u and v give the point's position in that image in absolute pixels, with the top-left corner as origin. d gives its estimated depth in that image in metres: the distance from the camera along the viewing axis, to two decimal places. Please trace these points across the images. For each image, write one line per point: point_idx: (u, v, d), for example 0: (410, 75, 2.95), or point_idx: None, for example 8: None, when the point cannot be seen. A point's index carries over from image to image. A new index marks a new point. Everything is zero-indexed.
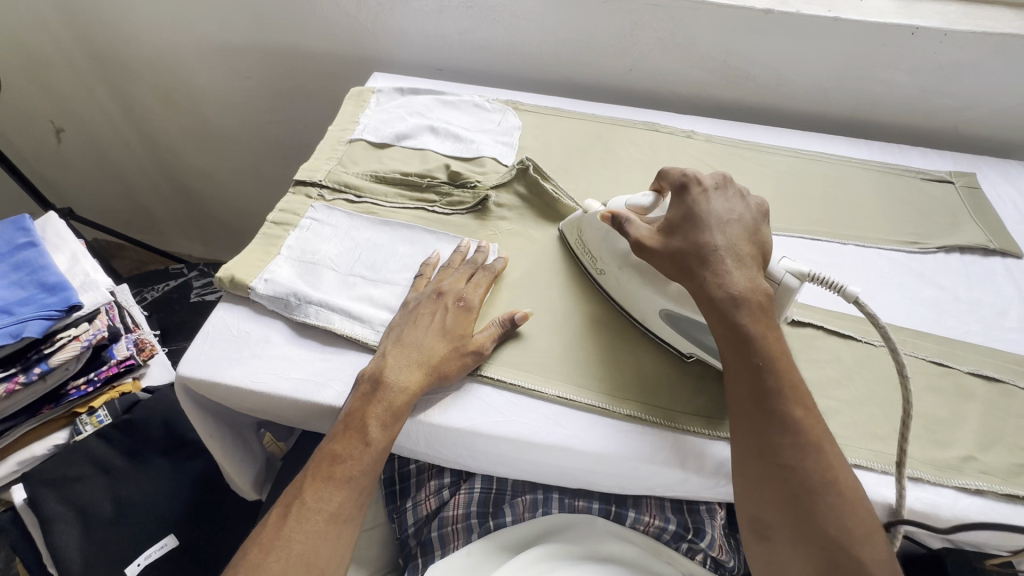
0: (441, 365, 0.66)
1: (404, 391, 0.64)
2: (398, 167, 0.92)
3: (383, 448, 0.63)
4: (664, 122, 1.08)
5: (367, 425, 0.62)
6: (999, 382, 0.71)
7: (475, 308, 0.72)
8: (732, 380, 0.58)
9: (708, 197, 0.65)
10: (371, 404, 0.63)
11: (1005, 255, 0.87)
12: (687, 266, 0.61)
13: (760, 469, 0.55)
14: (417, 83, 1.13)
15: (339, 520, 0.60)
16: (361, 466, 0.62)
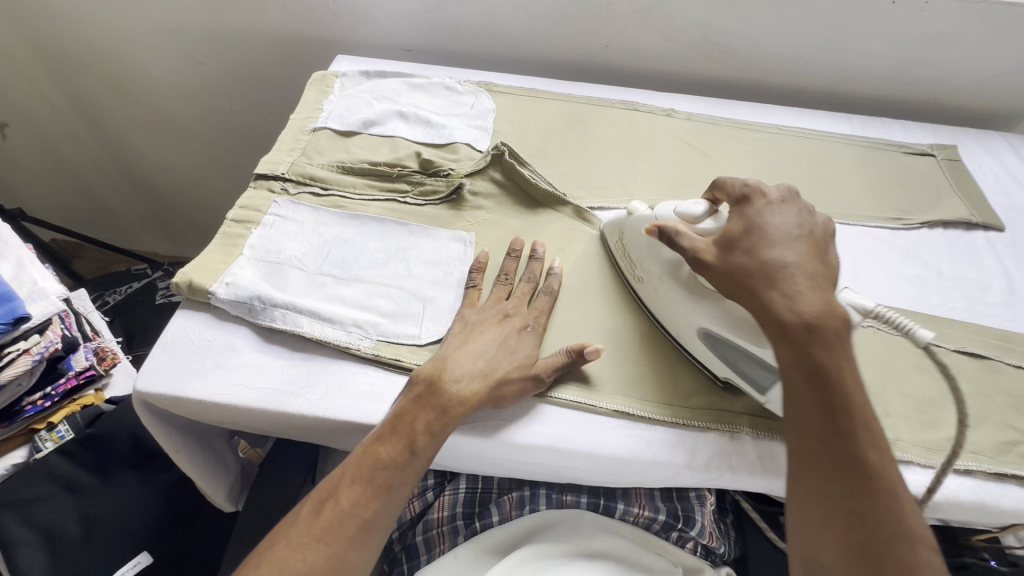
0: (500, 384, 0.62)
1: (459, 403, 0.60)
2: (366, 157, 0.86)
3: (427, 463, 0.59)
4: (643, 100, 1.04)
5: (418, 434, 0.58)
6: (984, 359, 0.70)
7: (539, 330, 0.68)
8: (799, 411, 0.52)
9: (772, 210, 0.60)
10: (426, 413, 0.59)
11: (987, 229, 0.87)
12: (748, 284, 0.55)
13: (824, 510, 0.49)
14: (383, 65, 1.07)
15: (371, 530, 0.54)
16: (403, 477, 0.57)
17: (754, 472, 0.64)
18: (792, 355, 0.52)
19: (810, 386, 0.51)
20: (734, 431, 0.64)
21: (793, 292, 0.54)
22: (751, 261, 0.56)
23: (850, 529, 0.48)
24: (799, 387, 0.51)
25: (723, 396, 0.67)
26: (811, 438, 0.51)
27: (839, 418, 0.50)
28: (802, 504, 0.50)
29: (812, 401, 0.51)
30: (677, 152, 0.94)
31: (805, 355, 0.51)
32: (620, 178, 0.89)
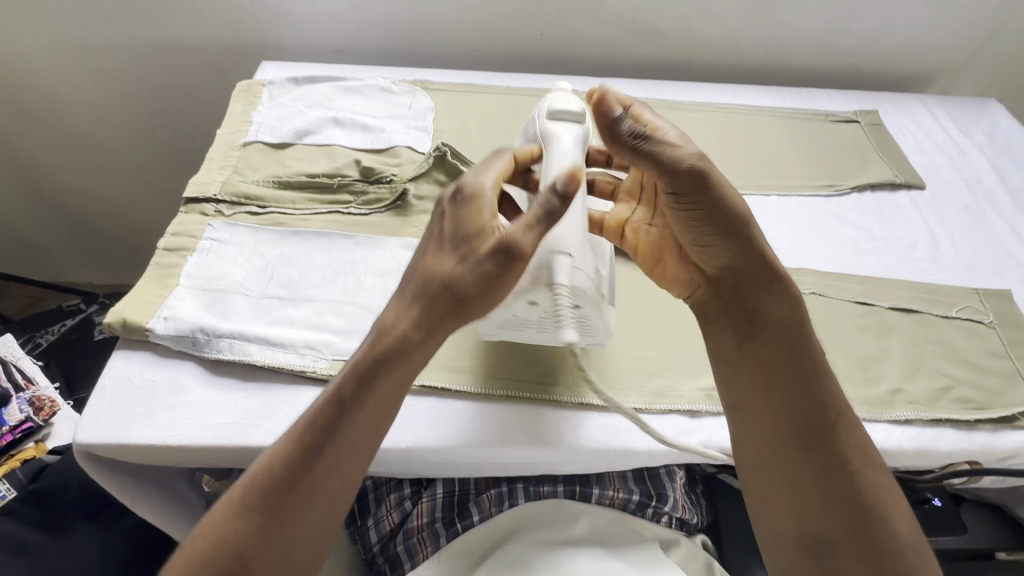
0: (445, 287, 0.51)
1: (393, 333, 0.52)
2: (303, 169, 0.83)
3: (375, 414, 0.52)
4: (582, 87, 1.04)
5: (346, 384, 0.51)
6: (916, 313, 0.75)
7: (488, 194, 0.53)
8: (786, 374, 0.58)
9: None
10: (361, 350, 0.53)
11: (910, 187, 0.92)
12: (733, 211, 0.58)
13: (819, 483, 0.56)
14: (312, 69, 1.03)
15: (304, 498, 0.50)
16: (337, 436, 0.51)
17: (721, 447, 0.63)
18: (779, 308, 0.59)
19: (788, 350, 0.59)
20: (693, 409, 0.65)
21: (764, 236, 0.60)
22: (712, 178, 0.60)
23: (844, 522, 0.54)
24: (773, 354, 0.59)
25: (679, 377, 0.67)
26: (797, 434, 0.57)
27: (816, 384, 0.58)
28: (777, 501, 0.58)
29: (790, 373, 0.58)
30: None
31: (786, 315, 0.59)
32: None
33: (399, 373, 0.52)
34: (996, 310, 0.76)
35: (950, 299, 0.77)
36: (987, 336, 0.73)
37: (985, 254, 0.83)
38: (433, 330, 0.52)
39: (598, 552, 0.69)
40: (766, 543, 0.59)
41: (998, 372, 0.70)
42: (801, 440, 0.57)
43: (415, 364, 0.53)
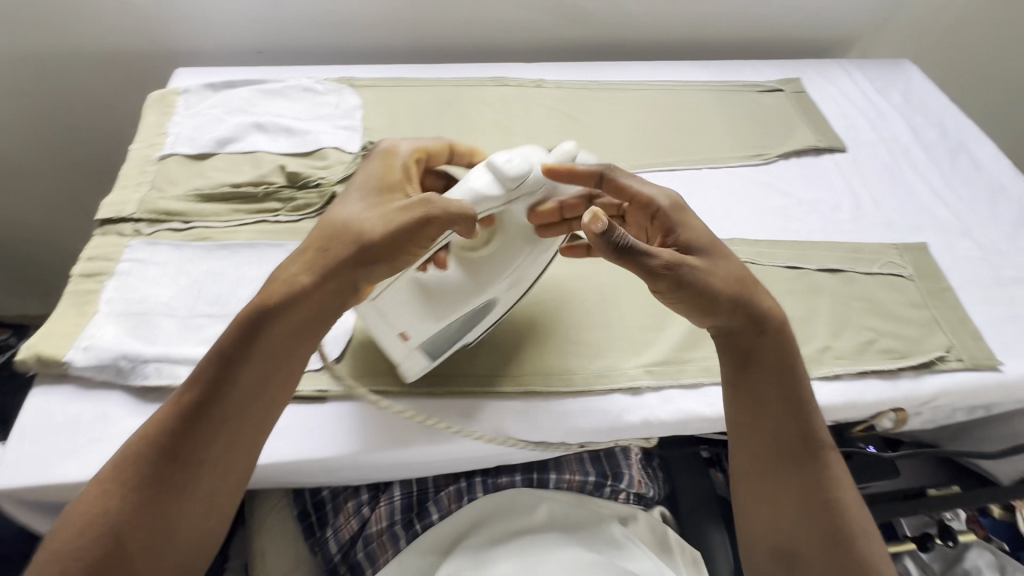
0: (340, 238, 0.58)
1: (289, 275, 0.58)
2: (226, 179, 0.80)
3: (270, 360, 0.56)
4: (513, 74, 1.03)
5: (242, 326, 0.56)
6: (841, 273, 0.78)
7: (400, 164, 0.63)
8: (773, 402, 0.60)
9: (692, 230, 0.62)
10: (259, 293, 0.58)
11: (833, 151, 0.95)
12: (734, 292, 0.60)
13: (794, 500, 0.58)
14: (230, 73, 0.98)
15: (199, 442, 0.53)
16: (233, 379, 0.55)
17: (663, 420, 0.65)
18: (773, 352, 0.61)
19: (778, 385, 0.60)
20: (635, 386, 0.66)
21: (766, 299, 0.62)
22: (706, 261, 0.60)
23: (815, 537, 0.57)
24: (763, 387, 0.61)
25: (621, 356, 0.68)
26: (782, 456, 0.59)
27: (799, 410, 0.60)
28: (755, 499, 0.60)
29: (776, 406, 0.60)
30: (552, 123, 0.95)
31: (780, 356, 0.61)
32: None
33: (292, 317, 0.57)
34: (915, 263, 0.80)
35: (872, 257, 0.80)
36: (907, 288, 0.77)
37: (904, 210, 0.87)
38: (331, 275, 0.57)
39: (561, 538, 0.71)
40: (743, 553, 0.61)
41: (918, 322, 0.74)
42: (785, 458, 0.59)
43: (310, 312, 0.58)
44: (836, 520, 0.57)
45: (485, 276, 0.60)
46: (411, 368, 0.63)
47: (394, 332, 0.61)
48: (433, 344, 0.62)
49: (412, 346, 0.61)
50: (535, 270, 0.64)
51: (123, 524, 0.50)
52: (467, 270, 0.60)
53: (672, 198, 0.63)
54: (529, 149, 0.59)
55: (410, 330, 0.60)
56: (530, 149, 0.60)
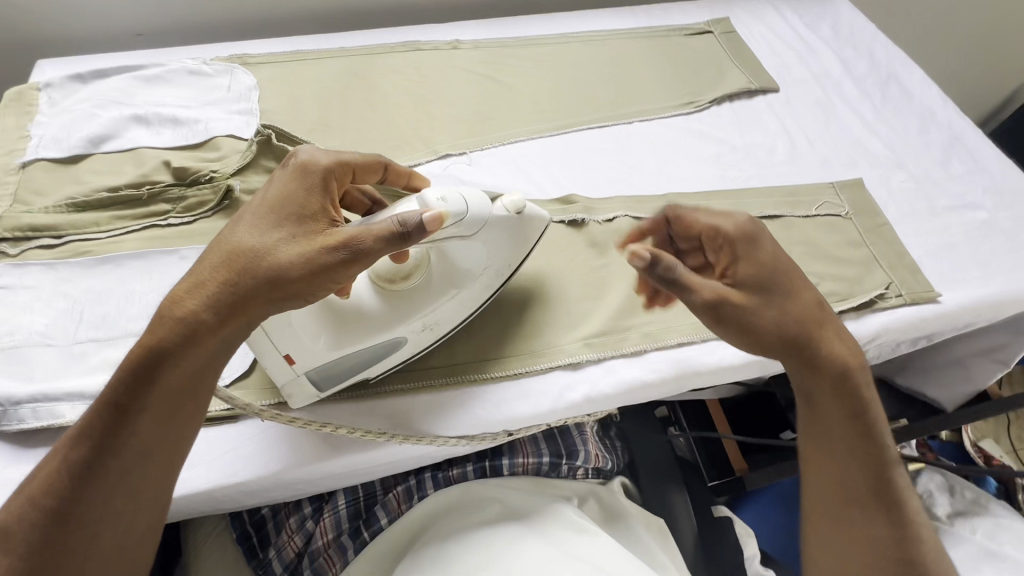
0: (252, 264, 0.47)
1: (179, 311, 0.46)
2: (102, 182, 0.70)
3: (167, 415, 0.46)
4: (425, 36, 0.95)
5: (125, 380, 0.45)
6: (779, 219, 0.76)
7: (322, 182, 0.52)
8: (840, 443, 0.53)
9: (771, 260, 0.55)
10: (144, 336, 0.46)
11: (765, 92, 0.91)
12: (802, 333, 0.54)
13: (871, 557, 0.51)
14: (102, 61, 0.86)
15: (84, 520, 0.44)
16: (119, 444, 0.45)
17: (606, 393, 0.62)
18: (839, 393, 0.54)
19: (843, 422, 0.54)
20: (575, 361, 0.63)
21: (835, 342, 0.55)
22: (762, 302, 0.54)
23: None
24: (827, 424, 0.54)
25: (559, 331, 0.64)
26: (851, 502, 0.53)
27: (872, 448, 0.53)
28: (823, 543, 0.53)
29: (849, 445, 0.53)
30: (470, 87, 0.87)
31: (849, 393, 0.54)
32: (415, 130, 0.81)
33: (189, 363, 0.46)
34: (851, 201, 0.78)
35: (810, 198, 0.78)
36: (845, 228, 0.76)
37: (838, 147, 0.85)
38: (235, 311, 0.47)
39: (519, 530, 0.64)
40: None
41: (856, 262, 0.72)
42: (855, 508, 0.52)
43: (212, 353, 0.47)
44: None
45: (409, 311, 0.55)
46: (297, 397, 0.56)
47: (280, 353, 0.53)
48: (321, 372, 0.55)
49: (297, 373, 0.54)
50: (462, 309, 0.60)
51: None
52: (384, 300, 0.55)
53: (745, 228, 0.57)
54: (469, 191, 0.54)
55: (299, 354, 0.53)
56: (470, 190, 0.54)
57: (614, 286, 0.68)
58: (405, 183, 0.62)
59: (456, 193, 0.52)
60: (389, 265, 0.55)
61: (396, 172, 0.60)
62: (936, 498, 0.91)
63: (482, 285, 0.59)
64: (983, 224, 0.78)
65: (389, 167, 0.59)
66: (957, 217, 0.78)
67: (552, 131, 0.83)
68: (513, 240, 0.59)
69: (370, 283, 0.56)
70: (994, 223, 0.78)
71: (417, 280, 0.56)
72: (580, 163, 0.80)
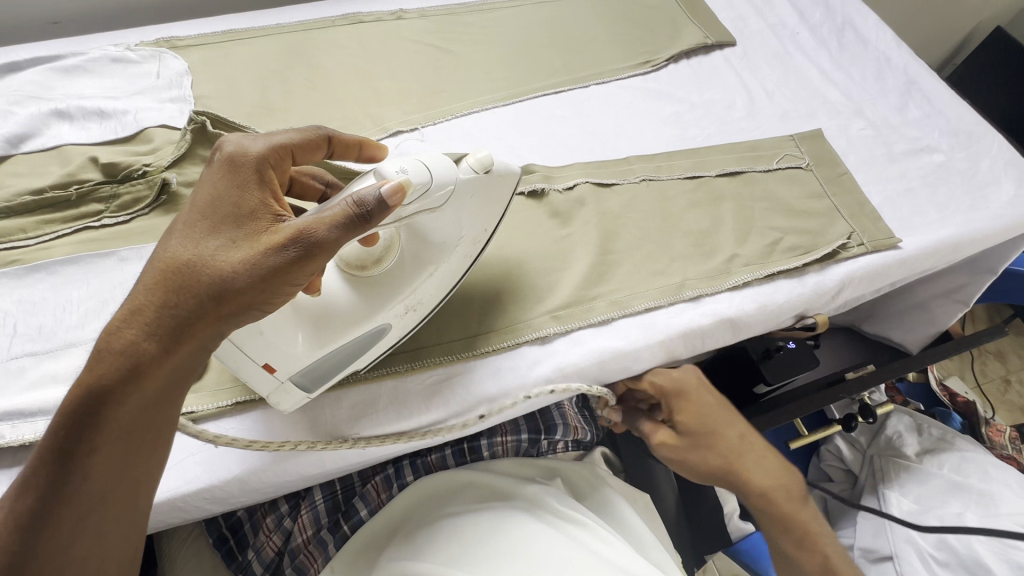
0: (197, 280, 0.42)
1: (118, 342, 0.40)
2: (24, 183, 0.65)
3: (124, 447, 0.41)
4: (367, 7, 0.90)
5: (64, 423, 0.39)
6: (741, 175, 0.75)
7: (256, 173, 0.46)
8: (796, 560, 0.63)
9: (707, 407, 0.65)
10: (81, 374, 0.41)
11: (722, 46, 0.89)
12: (734, 469, 0.63)
13: None
14: (13, 52, 0.79)
15: (45, 573, 0.40)
16: (70, 486, 0.40)
17: (576, 364, 0.61)
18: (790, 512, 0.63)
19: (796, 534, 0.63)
20: (542, 335, 0.61)
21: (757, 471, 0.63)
22: (695, 449, 0.63)
23: None
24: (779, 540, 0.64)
25: (524, 306, 0.63)
26: None
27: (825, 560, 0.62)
28: None
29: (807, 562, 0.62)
30: (419, 58, 0.83)
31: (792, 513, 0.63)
32: (363, 106, 0.77)
33: (139, 394, 0.41)
34: (811, 152, 0.78)
35: (770, 152, 0.77)
36: (805, 180, 0.75)
37: (796, 98, 0.84)
38: (183, 331, 0.42)
39: (504, 510, 0.64)
40: None
41: (819, 213, 0.72)
42: None
43: (164, 379, 0.42)
44: None
45: (384, 297, 0.52)
46: (285, 402, 0.53)
47: (258, 364, 0.49)
48: (306, 375, 0.52)
49: (281, 380, 0.51)
50: (442, 283, 0.57)
51: None
52: (360, 292, 0.51)
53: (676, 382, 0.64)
54: (428, 156, 0.50)
55: (280, 362, 0.49)
56: (429, 155, 0.50)
57: (578, 255, 0.67)
58: (358, 153, 0.57)
59: (412, 160, 0.48)
60: (358, 250, 0.51)
61: (344, 145, 0.54)
62: (905, 438, 0.94)
63: (460, 254, 0.57)
64: (940, 166, 0.78)
65: (332, 139, 0.53)
66: (914, 161, 0.78)
67: (507, 99, 0.80)
68: (483, 203, 0.56)
69: (339, 272, 0.51)
70: (951, 164, 0.78)
71: (389, 263, 0.52)
72: (537, 131, 0.78)
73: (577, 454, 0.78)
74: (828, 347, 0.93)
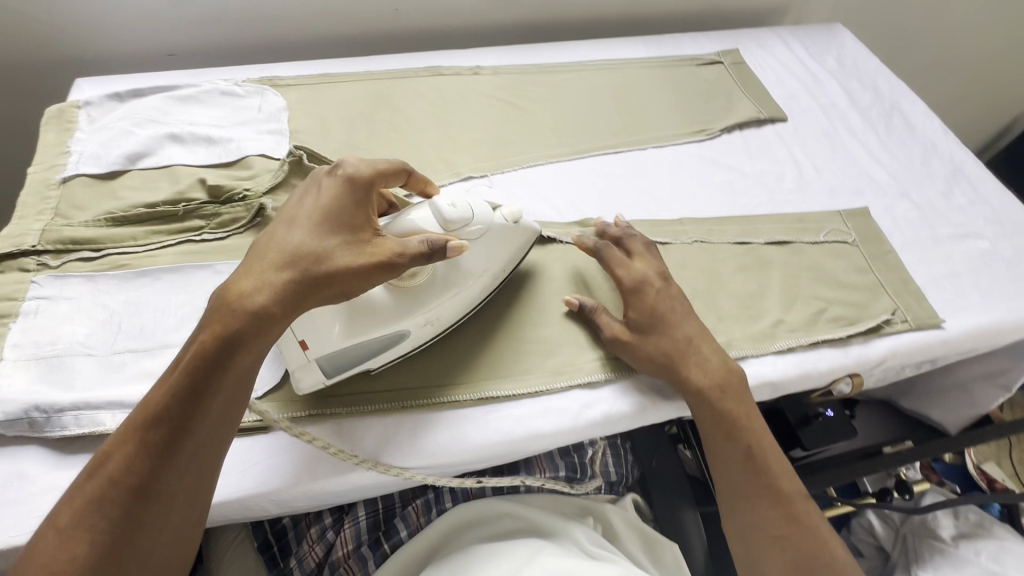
0: (315, 265, 0.50)
1: (249, 305, 0.48)
2: (141, 197, 0.73)
3: (226, 404, 0.49)
4: (447, 62, 0.99)
5: (197, 368, 0.47)
6: (788, 244, 0.79)
7: (365, 190, 0.55)
8: (722, 462, 0.64)
9: (662, 294, 0.67)
10: (211, 327, 0.48)
11: (774, 121, 0.95)
12: (681, 358, 0.64)
13: (759, 536, 0.60)
14: (139, 80, 0.90)
15: (163, 500, 0.46)
16: (196, 424, 0.47)
17: (623, 411, 0.65)
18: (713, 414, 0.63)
19: (724, 435, 0.63)
20: (593, 380, 0.65)
21: (701, 365, 0.64)
22: (647, 339, 0.65)
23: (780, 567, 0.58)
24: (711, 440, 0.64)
25: (575, 350, 0.67)
26: (743, 498, 0.62)
27: (756, 465, 0.62)
28: (741, 537, 0.61)
29: (731, 462, 0.63)
30: (491, 111, 0.91)
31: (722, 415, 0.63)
32: (439, 151, 0.85)
33: (255, 352, 0.49)
34: (857, 229, 0.81)
35: (818, 225, 0.81)
36: (851, 254, 0.79)
37: (844, 176, 0.89)
38: (299, 302, 0.50)
39: (539, 543, 0.65)
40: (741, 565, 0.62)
41: (863, 288, 0.75)
42: (742, 499, 0.62)
43: (274, 340, 0.51)
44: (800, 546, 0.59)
45: (410, 305, 0.58)
46: (304, 382, 0.58)
47: (296, 338, 0.56)
48: (332, 361, 0.57)
49: (309, 358, 0.56)
50: (469, 297, 0.63)
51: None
52: (388, 291, 0.58)
53: (638, 278, 0.68)
54: (474, 199, 0.61)
55: (313, 341, 0.56)
56: (475, 198, 0.61)
57: None
58: (419, 191, 0.63)
59: (462, 199, 0.60)
60: None
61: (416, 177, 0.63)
62: (941, 520, 0.92)
63: (482, 283, 0.64)
64: (985, 253, 0.81)
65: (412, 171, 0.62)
66: (959, 246, 0.81)
67: (570, 155, 0.86)
68: (511, 245, 0.65)
69: None
70: (995, 252, 0.81)
71: (423, 277, 0.59)
72: (596, 187, 0.83)
73: (609, 497, 0.79)
74: (865, 418, 0.94)
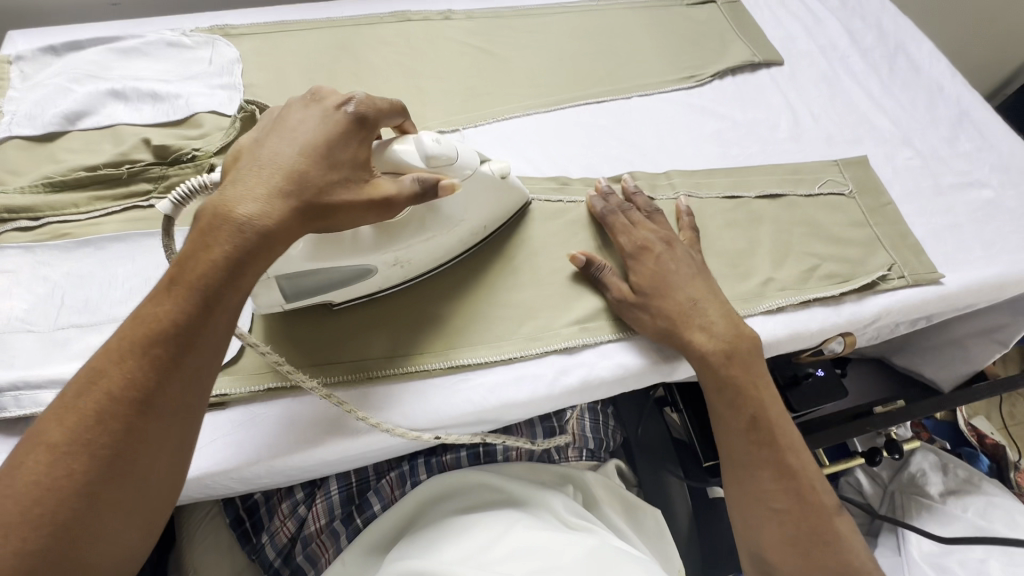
0: (323, 187, 0.48)
1: (254, 217, 0.45)
2: (81, 160, 0.67)
3: (229, 323, 0.47)
4: (415, 6, 0.91)
5: (203, 281, 0.45)
6: (782, 198, 0.74)
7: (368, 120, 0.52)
8: (727, 431, 0.61)
9: (666, 258, 0.64)
10: (210, 238, 0.45)
11: (770, 65, 0.88)
12: (685, 320, 0.61)
13: (760, 508, 0.59)
14: (76, 32, 0.82)
15: (167, 420, 0.44)
16: (200, 342, 0.45)
17: (603, 377, 0.62)
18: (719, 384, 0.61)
19: (731, 405, 0.61)
20: (571, 346, 0.62)
21: (711, 330, 0.61)
22: (648, 304, 0.61)
23: (782, 539, 0.58)
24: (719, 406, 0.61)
25: (551, 314, 0.63)
26: (746, 469, 0.60)
27: (764, 438, 0.60)
28: (742, 507, 0.60)
29: (737, 432, 0.61)
30: (463, 60, 0.84)
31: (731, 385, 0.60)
32: (406, 104, 0.78)
33: (260, 270, 0.47)
34: (855, 179, 0.76)
35: (812, 177, 0.76)
36: (847, 207, 0.74)
37: (842, 123, 0.83)
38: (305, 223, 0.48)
39: (515, 515, 0.63)
40: (739, 532, 0.61)
41: (858, 243, 0.71)
42: (745, 471, 0.60)
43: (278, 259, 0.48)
44: (804, 520, 0.58)
45: (384, 239, 0.56)
46: (262, 299, 0.57)
47: None
48: (293, 283, 0.56)
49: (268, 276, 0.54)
50: (445, 244, 0.61)
51: (96, 496, 0.41)
52: None
53: (640, 243, 0.65)
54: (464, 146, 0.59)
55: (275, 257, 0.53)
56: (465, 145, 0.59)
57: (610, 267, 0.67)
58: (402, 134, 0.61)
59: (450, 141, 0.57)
60: None
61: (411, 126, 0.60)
62: (929, 477, 0.91)
63: (461, 232, 0.62)
64: (989, 203, 0.76)
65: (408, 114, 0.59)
66: (962, 195, 0.76)
67: (549, 106, 0.80)
68: (494, 197, 0.63)
69: None
70: (1000, 202, 0.76)
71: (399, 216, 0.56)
72: (577, 140, 0.77)
73: (591, 464, 0.77)
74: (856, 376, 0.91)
